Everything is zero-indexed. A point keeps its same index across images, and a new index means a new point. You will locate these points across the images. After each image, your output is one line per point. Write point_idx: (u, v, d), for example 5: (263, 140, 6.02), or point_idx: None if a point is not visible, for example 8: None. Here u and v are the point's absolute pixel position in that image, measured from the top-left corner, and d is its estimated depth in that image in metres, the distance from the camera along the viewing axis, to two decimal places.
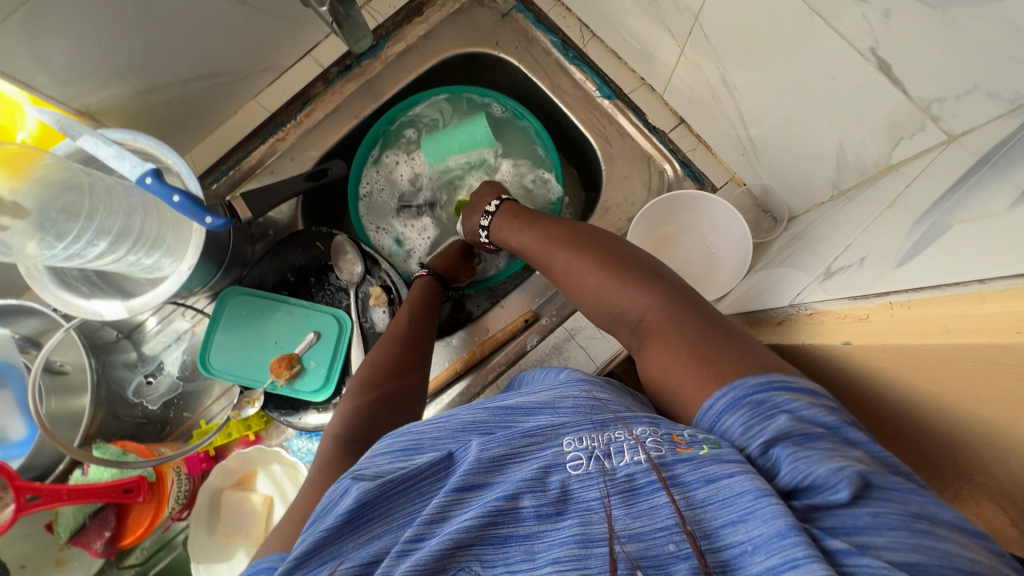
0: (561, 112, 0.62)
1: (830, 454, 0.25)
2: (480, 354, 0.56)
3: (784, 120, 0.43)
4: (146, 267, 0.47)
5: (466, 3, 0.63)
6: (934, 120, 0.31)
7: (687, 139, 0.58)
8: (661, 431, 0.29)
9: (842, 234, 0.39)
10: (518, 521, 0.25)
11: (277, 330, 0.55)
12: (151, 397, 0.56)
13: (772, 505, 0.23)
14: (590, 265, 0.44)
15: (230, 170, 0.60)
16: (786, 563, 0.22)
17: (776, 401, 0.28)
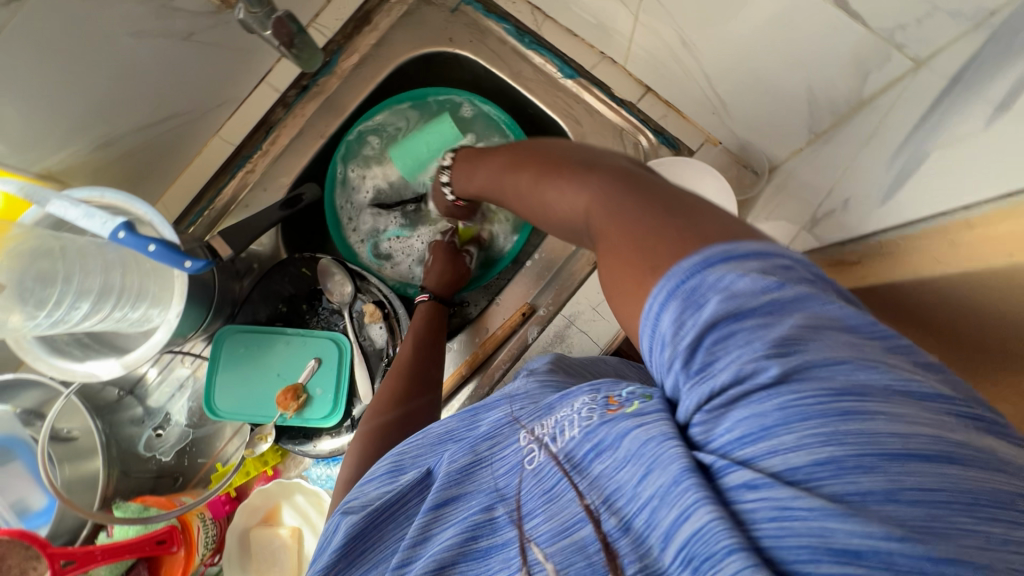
0: (526, 99, 0.62)
1: (758, 340, 0.20)
2: (483, 354, 0.55)
3: (749, 71, 0.43)
4: (136, 320, 0.46)
5: (414, 4, 0.62)
6: (899, 48, 0.30)
7: (657, 107, 0.57)
8: (600, 394, 0.27)
9: (826, 177, 0.38)
10: (490, 531, 0.27)
11: (279, 362, 0.55)
12: (162, 449, 0.56)
13: (673, 447, 0.21)
14: (529, 178, 0.39)
15: (205, 210, 0.60)
16: (682, 513, 0.19)
17: (707, 283, 0.21)
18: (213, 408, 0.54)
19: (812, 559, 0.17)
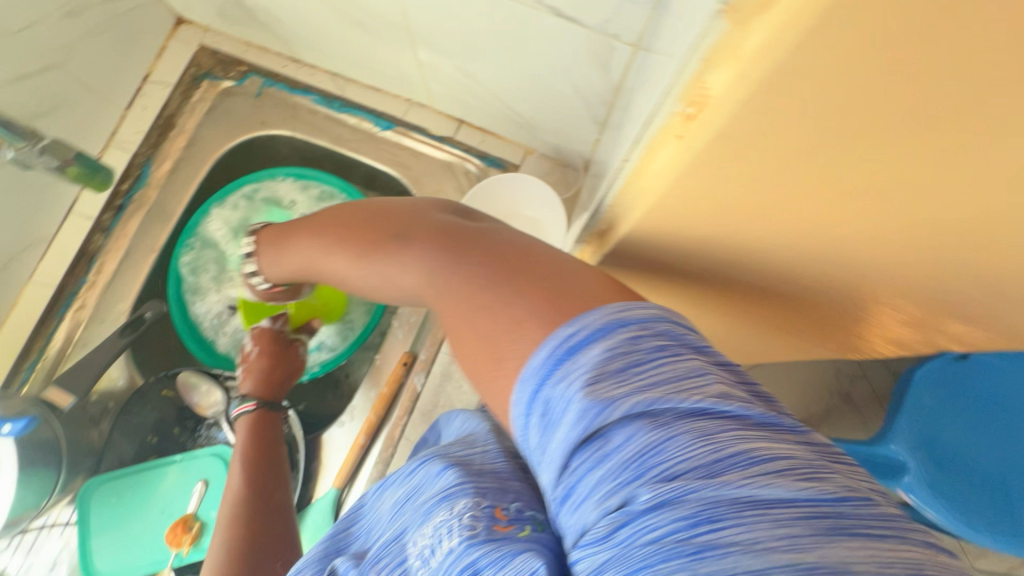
0: (354, 156, 0.87)
1: None
2: (376, 418, 0.75)
3: (534, 102, 0.70)
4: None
5: (276, 105, 0.88)
6: (419, 171, 0.85)
7: (472, 134, 0.83)
8: (486, 502, 0.31)
9: (511, 202, 0.78)
10: (455, 531, 0.30)
11: (163, 500, 0.74)
12: None
13: (437, 511, 0.32)
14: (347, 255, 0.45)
15: (34, 367, 0.77)
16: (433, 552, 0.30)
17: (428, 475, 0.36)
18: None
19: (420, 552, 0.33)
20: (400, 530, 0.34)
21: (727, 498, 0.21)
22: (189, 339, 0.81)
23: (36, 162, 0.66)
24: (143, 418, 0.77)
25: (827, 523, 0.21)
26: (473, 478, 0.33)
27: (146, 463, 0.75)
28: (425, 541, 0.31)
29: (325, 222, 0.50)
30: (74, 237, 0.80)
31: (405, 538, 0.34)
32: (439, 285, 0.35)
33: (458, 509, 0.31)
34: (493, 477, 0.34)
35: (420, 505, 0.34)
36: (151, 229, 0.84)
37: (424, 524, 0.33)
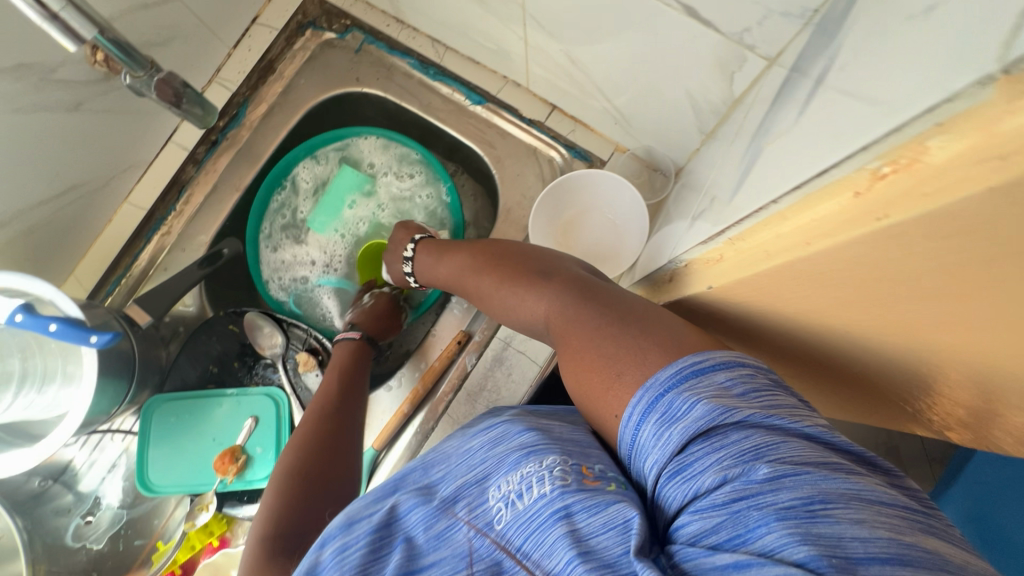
0: (440, 126, 0.86)
1: (434, 519, 0.45)
2: (422, 389, 0.77)
3: (638, 99, 0.67)
4: (46, 402, 0.64)
5: (373, 63, 0.87)
6: (501, 151, 0.84)
7: (563, 122, 0.81)
8: (573, 462, 0.42)
9: (593, 198, 0.75)
10: (548, 480, 0.41)
11: (215, 429, 0.77)
12: (92, 535, 0.74)
13: (529, 463, 0.43)
14: (499, 284, 0.65)
15: (119, 283, 0.83)
16: (524, 486, 0.42)
17: (509, 435, 0.48)
18: (145, 486, 0.75)
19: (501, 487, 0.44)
20: (482, 477, 0.46)
21: (826, 485, 0.32)
22: (262, 284, 0.87)
23: (148, 90, 0.69)
24: (209, 347, 0.81)
25: (913, 522, 0.31)
26: (550, 444, 0.45)
27: (204, 390, 0.79)
28: (513, 484, 0.43)
29: (473, 257, 0.70)
30: (169, 165, 0.84)
31: (487, 483, 0.45)
32: (571, 316, 0.55)
33: (550, 462, 0.42)
34: (566, 445, 0.46)
35: (503, 456, 0.46)
36: (238, 168, 0.87)
37: (509, 473, 0.44)
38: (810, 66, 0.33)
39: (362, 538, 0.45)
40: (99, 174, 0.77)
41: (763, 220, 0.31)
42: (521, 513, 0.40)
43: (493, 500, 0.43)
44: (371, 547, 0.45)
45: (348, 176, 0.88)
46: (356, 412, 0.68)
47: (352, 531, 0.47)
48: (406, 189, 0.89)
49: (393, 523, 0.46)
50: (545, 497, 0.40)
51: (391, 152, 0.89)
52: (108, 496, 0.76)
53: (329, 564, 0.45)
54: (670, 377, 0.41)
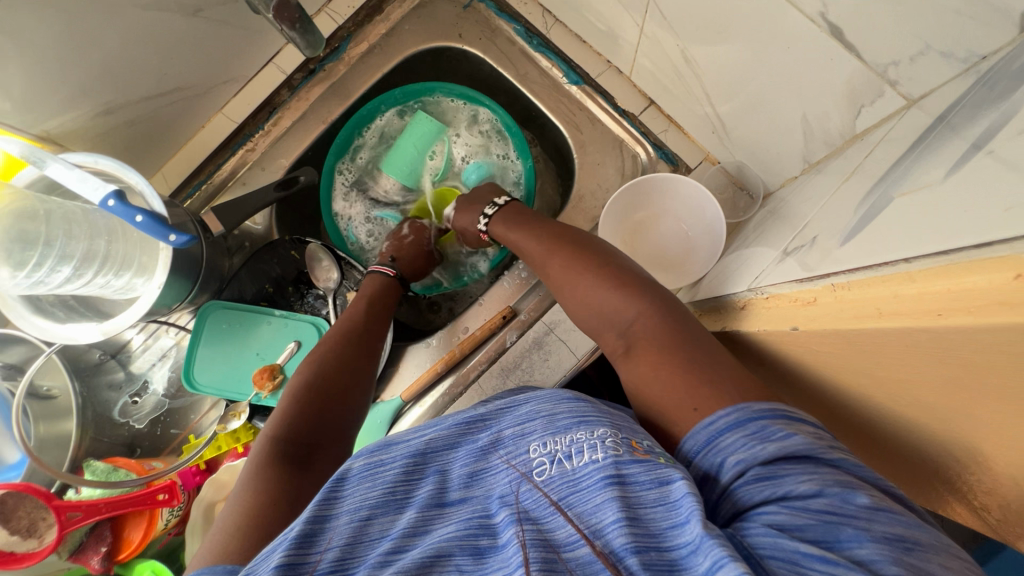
0: (532, 100, 0.85)
1: (468, 463, 0.50)
2: (459, 353, 0.77)
3: (744, 114, 0.64)
4: (118, 285, 0.67)
5: (479, 22, 0.86)
6: (586, 138, 0.81)
7: (658, 120, 0.78)
8: (622, 439, 0.46)
9: (671, 203, 0.73)
10: (599, 452, 0.45)
11: (259, 346, 0.81)
12: (133, 416, 0.80)
13: (580, 431, 0.47)
14: (572, 262, 0.65)
15: (199, 187, 0.86)
16: (575, 450, 0.46)
17: (558, 401, 0.52)
18: (188, 381, 0.79)
19: (542, 444, 0.48)
20: (523, 430, 0.50)
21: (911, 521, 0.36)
22: (329, 215, 0.88)
23: (265, 9, 0.70)
24: (268, 267, 0.84)
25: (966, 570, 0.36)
26: (597, 414, 0.49)
27: (257, 305, 0.83)
28: (560, 446, 0.47)
29: (553, 236, 0.68)
30: (266, 86, 0.86)
31: (528, 437, 0.49)
32: (657, 326, 0.56)
33: (602, 432, 0.47)
34: (612, 416, 0.50)
35: (550, 419, 0.50)
36: (329, 101, 0.88)
37: (556, 434, 0.48)
38: (965, 124, 0.30)
39: (398, 461, 0.50)
40: (202, 81, 0.80)
41: (883, 276, 0.30)
42: (569, 472, 0.45)
43: (535, 453, 0.48)
44: (406, 474, 0.49)
45: (421, 123, 0.87)
46: (373, 348, 0.71)
47: (386, 453, 0.51)
48: (485, 150, 0.89)
49: (428, 454, 0.51)
50: (597, 465, 0.44)
51: (469, 112, 0.88)
52: (155, 381, 0.82)
53: (357, 475, 0.49)
54: (765, 410, 0.43)
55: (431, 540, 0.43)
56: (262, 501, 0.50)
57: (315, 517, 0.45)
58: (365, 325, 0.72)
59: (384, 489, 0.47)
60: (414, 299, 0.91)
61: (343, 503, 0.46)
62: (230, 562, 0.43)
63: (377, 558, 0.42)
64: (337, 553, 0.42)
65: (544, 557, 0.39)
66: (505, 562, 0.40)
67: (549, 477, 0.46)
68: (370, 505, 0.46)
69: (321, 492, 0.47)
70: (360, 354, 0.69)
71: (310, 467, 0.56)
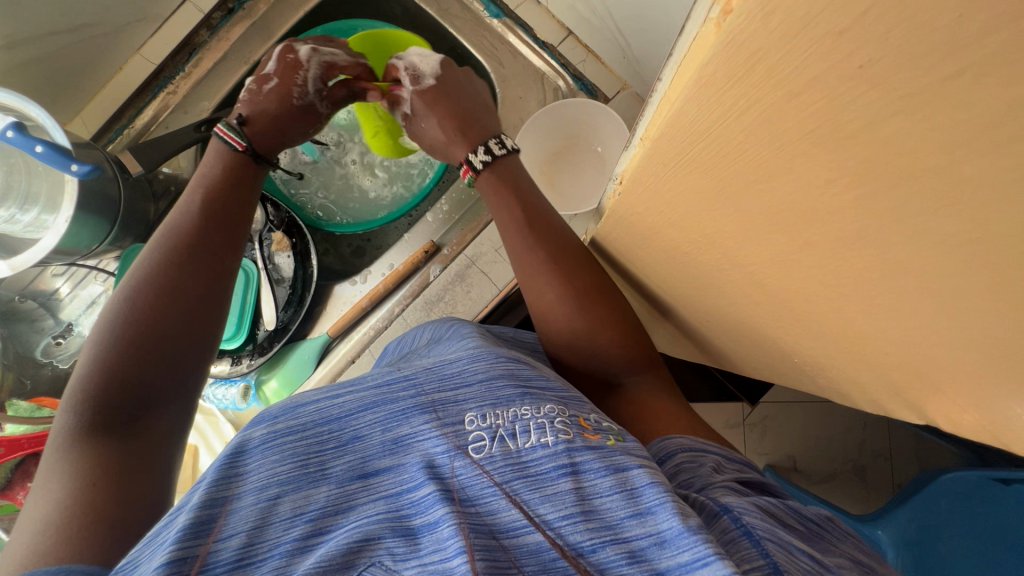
0: (455, 37, 0.84)
1: (392, 431, 0.42)
2: (383, 288, 0.79)
3: (644, 31, 0.64)
4: (27, 221, 0.68)
5: None
6: (507, 73, 0.81)
7: (577, 51, 0.78)
8: (571, 422, 0.42)
9: (585, 130, 0.74)
10: (548, 437, 0.40)
11: None
12: (59, 356, 0.80)
13: (523, 405, 0.43)
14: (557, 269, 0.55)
15: (122, 131, 0.84)
16: (522, 428, 0.41)
17: (502, 370, 0.47)
18: None
19: (480, 415, 0.43)
20: (459, 395, 0.44)
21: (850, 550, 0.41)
22: None
23: None
24: None
25: None
26: (544, 390, 0.46)
27: None
28: (501, 420, 0.42)
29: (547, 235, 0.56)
30: (183, 26, 0.84)
31: (463, 406, 0.43)
32: (589, 276, 0.56)
33: (551, 412, 0.43)
34: (556, 392, 0.47)
35: (490, 387, 0.45)
36: (250, 41, 0.87)
37: (496, 406, 0.43)
38: None
39: (305, 428, 0.42)
40: (111, 18, 0.78)
41: None
42: (514, 454, 0.39)
43: (472, 427, 0.42)
44: (318, 442, 0.41)
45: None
46: (219, 267, 0.54)
47: (294, 418, 0.43)
48: None
49: (343, 419, 0.43)
50: (548, 450, 0.39)
51: None
52: (82, 325, 0.82)
53: (259, 445, 0.41)
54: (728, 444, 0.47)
55: (354, 523, 0.37)
56: (81, 479, 0.39)
57: (211, 500, 0.37)
58: (207, 239, 0.54)
59: (292, 463, 0.40)
60: (337, 244, 0.89)
61: (247, 480, 0.39)
62: (56, 562, 0.33)
63: (291, 544, 0.36)
64: (240, 542, 0.35)
65: (482, 545, 0.34)
66: (441, 543, 0.35)
67: (492, 452, 0.39)
68: (281, 481, 0.39)
69: (215, 469, 0.39)
70: (192, 276, 0.52)
71: (145, 424, 0.45)
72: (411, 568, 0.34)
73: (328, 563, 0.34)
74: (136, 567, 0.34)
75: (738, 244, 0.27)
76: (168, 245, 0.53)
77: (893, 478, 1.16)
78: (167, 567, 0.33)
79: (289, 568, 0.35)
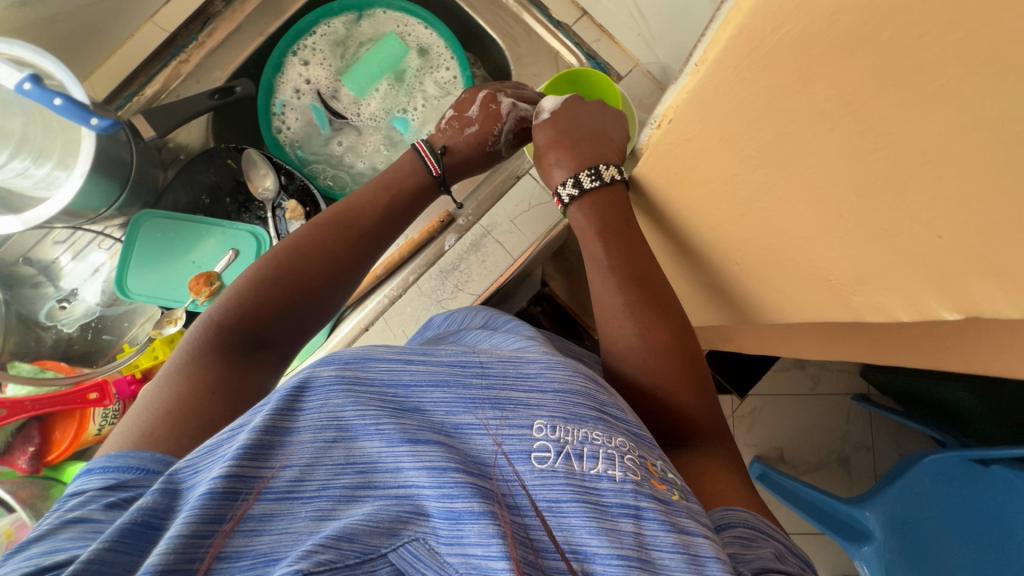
0: (472, 18, 0.86)
1: (455, 411, 0.42)
2: (398, 257, 0.80)
3: None
4: (40, 176, 0.67)
5: None
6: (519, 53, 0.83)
7: (591, 31, 0.80)
8: (645, 468, 0.41)
9: None
10: (617, 476, 0.39)
11: (197, 255, 0.81)
12: (62, 321, 0.79)
13: (600, 427, 0.42)
14: (598, 254, 0.59)
15: (132, 97, 0.83)
16: (592, 453, 0.40)
17: (583, 387, 0.44)
18: (122, 290, 0.78)
19: (552, 424, 0.41)
20: (533, 400, 0.43)
21: None
22: (267, 127, 0.86)
23: None
24: (203, 177, 0.83)
25: None
26: (617, 419, 0.44)
27: (193, 215, 0.82)
28: (571, 438, 0.41)
29: (599, 227, 0.58)
30: None
31: (534, 411, 0.42)
32: (613, 233, 0.58)
33: (623, 446, 0.42)
34: (631, 428, 0.45)
35: (565, 398, 0.43)
36: (267, 16, 0.88)
37: (568, 421, 0.42)
38: None
39: (373, 385, 0.41)
40: None
41: None
42: (578, 476, 0.39)
43: (539, 434, 0.41)
44: (382, 402, 0.40)
45: (392, 43, 0.86)
46: (343, 279, 0.60)
47: (363, 370, 0.41)
48: (429, 67, 0.86)
49: (410, 388, 0.42)
50: (615, 486, 0.39)
51: (416, 29, 0.86)
52: (85, 291, 0.80)
53: (326, 386, 0.40)
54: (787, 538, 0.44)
55: (401, 493, 0.37)
56: (191, 390, 0.49)
57: (272, 426, 0.37)
58: (339, 256, 0.60)
59: (352, 414, 0.39)
60: None
61: (306, 418, 0.38)
62: (160, 452, 0.42)
63: (339, 490, 0.36)
64: (295, 474, 0.36)
65: (528, 561, 0.34)
66: (485, 538, 0.34)
67: (559, 459, 0.40)
68: (341, 426, 0.38)
69: (279, 397, 0.39)
70: (324, 278, 0.59)
71: (258, 355, 0.55)
72: (452, 555, 0.34)
73: (375, 526, 0.34)
74: (198, 474, 0.36)
75: (794, 145, 0.29)
76: (310, 237, 0.60)
77: (874, 470, 1.19)
78: (223, 481, 0.34)
79: (334, 513, 0.35)
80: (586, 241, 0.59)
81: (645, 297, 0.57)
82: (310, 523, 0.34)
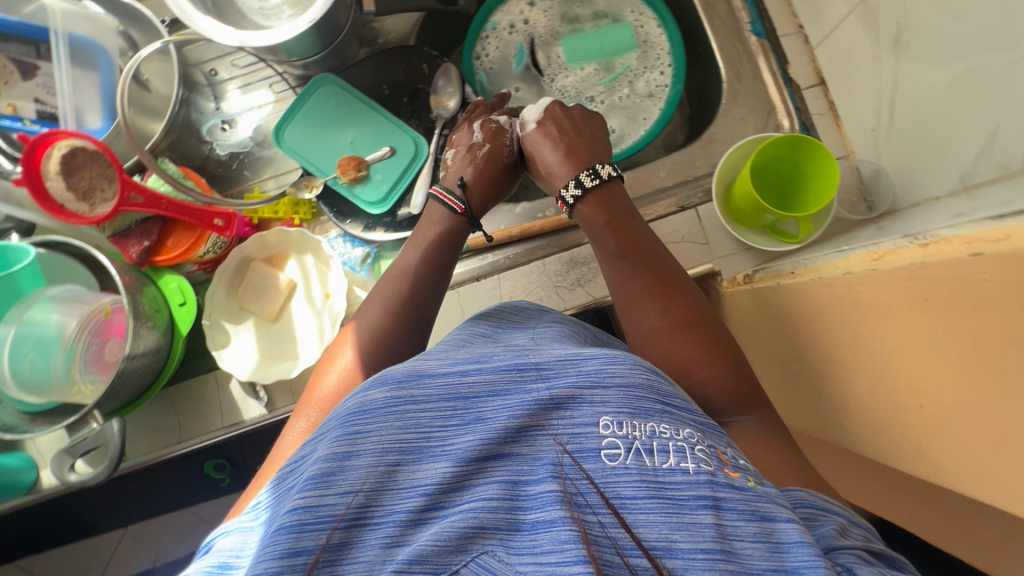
0: (708, 39, 0.84)
1: (518, 412, 0.40)
2: (537, 228, 0.78)
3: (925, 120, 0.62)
4: None
5: None
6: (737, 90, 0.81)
7: (819, 102, 0.78)
8: (713, 458, 0.38)
9: None
10: (690, 468, 0.37)
11: (354, 135, 0.80)
12: (218, 142, 0.80)
13: (661, 422, 0.40)
14: (615, 254, 0.61)
15: None
16: (661, 447, 0.38)
17: (636, 374, 0.42)
18: (276, 134, 0.79)
19: (618, 419, 0.39)
20: (594, 395, 0.41)
21: None
22: (468, 49, 0.86)
23: None
24: (393, 71, 0.83)
25: None
26: (682, 410, 0.42)
27: (368, 98, 0.82)
28: (638, 433, 0.38)
29: (613, 235, 0.62)
30: None
31: (598, 408, 0.40)
32: (622, 236, 0.61)
33: (690, 437, 0.39)
34: (693, 415, 0.43)
35: (629, 395, 0.41)
36: None
37: (632, 416, 0.39)
38: None
39: (429, 401, 0.40)
40: None
41: None
42: (651, 471, 0.36)
43: (606, 432, 0.38)
44: (439, 416, 0.40)
45: (623, 30, 0.85)
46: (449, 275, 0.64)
47: (416, 388, 0.41)
48: (644, 65, 0.84)
49: (468, 399, 0.41)
50: (689, 478, 0.36)
51: (650, 24, 0.84)
52: (242, 124, 0.82)
53: (378, 407, 0.39)
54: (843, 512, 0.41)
55: (470, 506, 0.35)
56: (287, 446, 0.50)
57: (332, 454, 0.36)
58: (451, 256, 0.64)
59: (414, 437, 0.38)
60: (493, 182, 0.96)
61: (365, 442, 0.37)
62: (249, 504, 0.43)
63: (406, 514, 0.35)
64: (359, 500, 0.35)
65: (607, 563, 0.32)
66: (559, 545, 0.32)
67: (634, 454, 0.37)
68: (401, 449, 0.38)
69: (336, 431, 0.38)
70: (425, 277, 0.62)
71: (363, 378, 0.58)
72: (524, 564, 0.32)
73: (443, 543, 0.33)
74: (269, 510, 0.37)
75: None
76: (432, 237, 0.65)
77: None
78: (292, 515, 0.33)
79: (402, 538, 0.34)
80: (600, 249, 0.62)
81: (661, 275, 0.58)
82: (380, 550, 0.33)
